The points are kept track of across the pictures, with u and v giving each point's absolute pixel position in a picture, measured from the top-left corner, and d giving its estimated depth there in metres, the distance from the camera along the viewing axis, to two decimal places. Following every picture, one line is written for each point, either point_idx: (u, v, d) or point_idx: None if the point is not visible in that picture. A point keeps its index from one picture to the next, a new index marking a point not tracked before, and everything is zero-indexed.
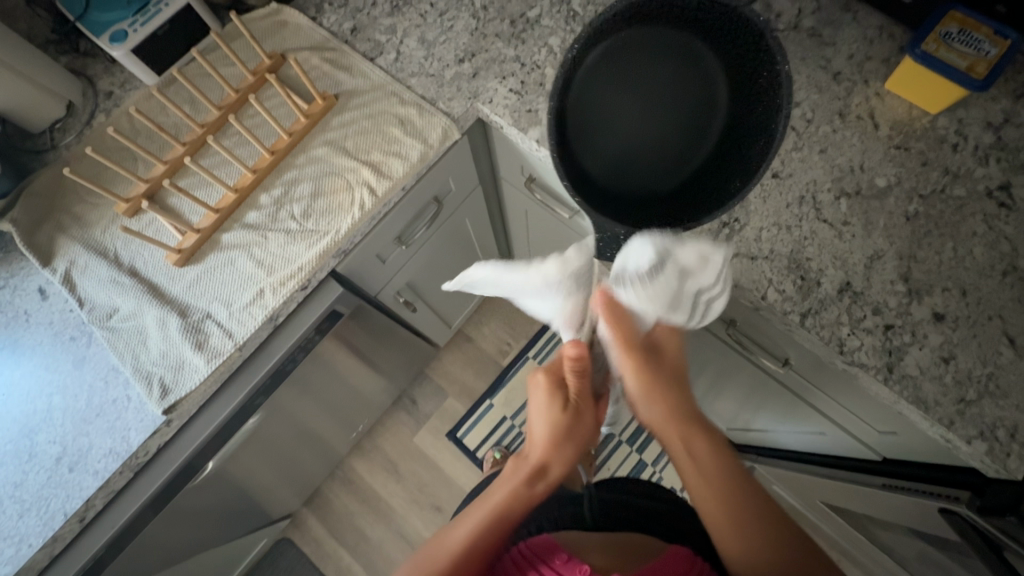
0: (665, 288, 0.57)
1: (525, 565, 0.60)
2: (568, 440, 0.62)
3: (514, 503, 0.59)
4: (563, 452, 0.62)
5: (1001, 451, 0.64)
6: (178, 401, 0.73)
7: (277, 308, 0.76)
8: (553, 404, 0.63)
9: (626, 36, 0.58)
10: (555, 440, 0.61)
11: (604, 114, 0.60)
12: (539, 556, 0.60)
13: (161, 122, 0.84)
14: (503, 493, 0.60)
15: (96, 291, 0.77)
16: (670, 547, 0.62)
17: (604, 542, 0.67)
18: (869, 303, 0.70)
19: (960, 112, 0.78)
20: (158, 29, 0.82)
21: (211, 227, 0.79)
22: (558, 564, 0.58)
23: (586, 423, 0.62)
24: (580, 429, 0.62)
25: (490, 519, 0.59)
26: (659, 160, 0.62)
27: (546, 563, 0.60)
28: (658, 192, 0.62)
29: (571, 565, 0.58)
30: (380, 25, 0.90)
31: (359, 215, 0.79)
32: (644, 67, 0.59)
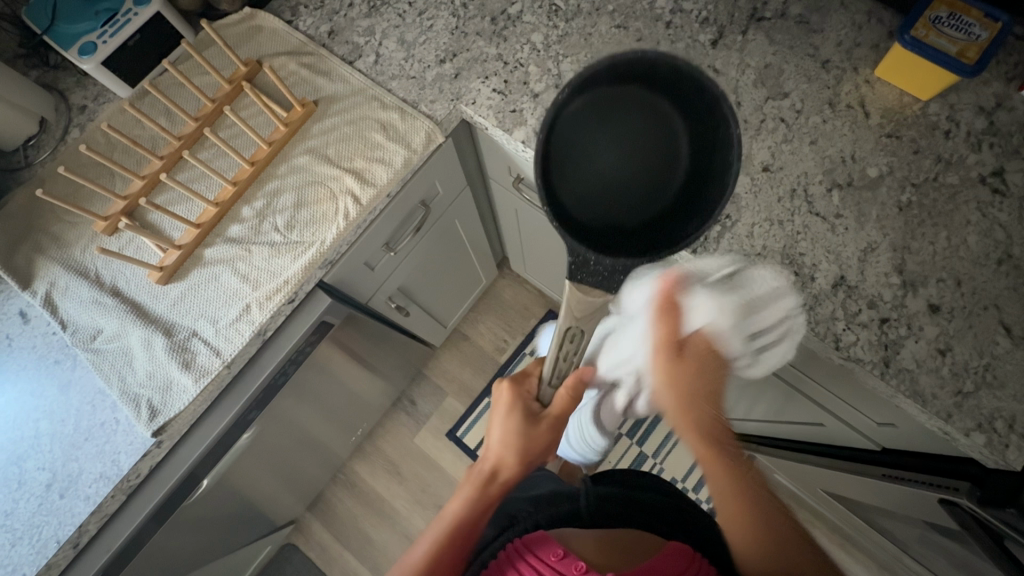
0: (703, 321, 0.60)
1: (516, 557, 0.61)
2: (522, 457, 0.62)
3: (470, 516, 0.62)
4: (516, 466, 0.63)
5: (1000, 443, 0.64)
6: (167, 422, 0.72)
7: (265, 323, 0.75)
8: (510, 423, 0.62)
9: (603, 91, 0.55)
10: (508, 455, 0.62)
11: (579, 155, 0.57)
12: (531, 546, 0.61)
13: (136, 135, 0.82)
14: (457, 505, 0.62)
15: (79, 313, 0.75)
16: (669, 543, 0.62)
17: (600, 535, 0.65)
18: (863, 297, 0.70)
19: (951, 97, 0.76)
20: (128, 40, 0.79)
21: (193, 243, 0.77)
22: (553, 561, 0.59)
23: (537, 436, 0.62)
24: (536, 445, 0.62)
25: (449, 532, 0.61)
26: (622, 211, 0.59)
27: (538, 556, 0.60)
28: (624, 229, 0.58)
29: (566, 562, 0.58)
30: (358, 27, 0.88)
31: (344, 224, 0.78)
32: (618, 116, 0.57)
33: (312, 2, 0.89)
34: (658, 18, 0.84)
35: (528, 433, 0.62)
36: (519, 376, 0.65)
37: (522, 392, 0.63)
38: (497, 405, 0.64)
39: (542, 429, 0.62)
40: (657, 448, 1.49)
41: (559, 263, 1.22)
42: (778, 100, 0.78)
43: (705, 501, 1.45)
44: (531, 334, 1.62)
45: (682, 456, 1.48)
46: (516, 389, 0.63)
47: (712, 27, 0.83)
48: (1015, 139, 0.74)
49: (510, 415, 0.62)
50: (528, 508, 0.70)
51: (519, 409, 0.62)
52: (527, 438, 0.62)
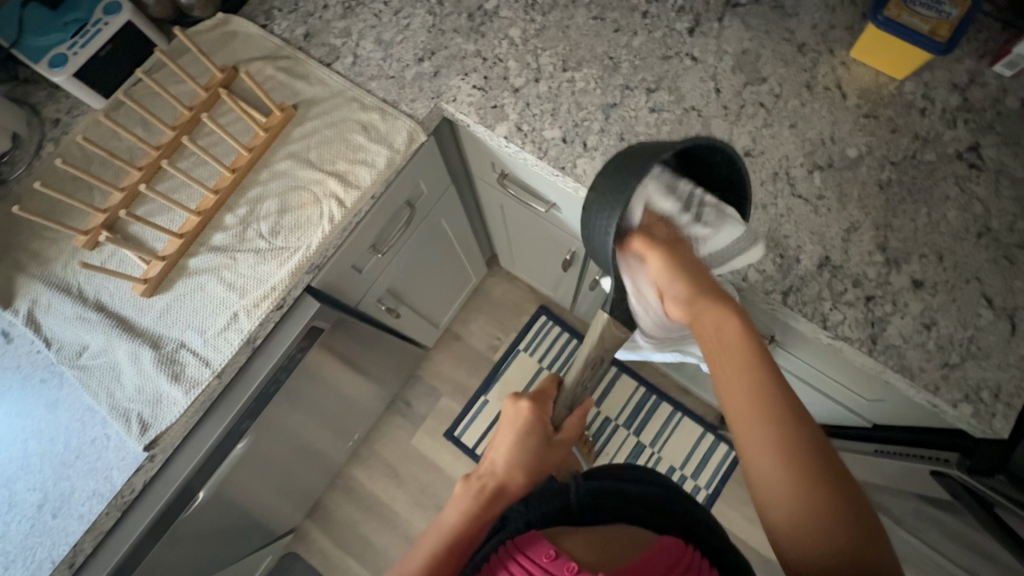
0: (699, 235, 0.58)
1: (507, 558, 0.61)
2: (530, 477, 0.65)
3: (472, 527, 0.60)
4: (522, 485, 0.65)
5: (987, 413, 0.65)
6: (159, 436, 0.71)
7: (253, 331, 0.74)
8: (525, 441, 0.66)
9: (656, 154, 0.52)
10: (516, 471, 0.64)
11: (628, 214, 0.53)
12: (521, 547, 0.61)
13: (113, 147, 0.80)
14: (460, 513, 0.60)
15: (63, 329, 0.74)
16: (660, 538, 0.62)
17: (589, 536, 0.64)
18: (848, 276, 0.70)
19: (925, 75, 0.78)
20: (100, 50, 0.78)
21: (176, 253, 0.76)
22: (546, 562, 0.58)
23: (548, 459, 0.67)
24: (545, 467, 0.67)
25: (448, 548, 0.58)
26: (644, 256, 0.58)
27: (530, 557, 0.59)
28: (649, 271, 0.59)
29: (559, 562, 0.58)
30: (334, 28, 0.87)
31: (329, 228, 0.77)
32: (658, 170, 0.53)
33: (286, 6, 0.89)
34: (634, 8, 0.84)
35: (544, 455, 0.66)
36: (538, 398, 0.69)
37: (538, 411, 0.68)
38: (516, 421, 0.67)
39: (554, 452, 0.67)
40: (654, 438, 1.51)
41: (548, 258, 1.22)
42: (757, 85, 0.79)
43: (704, 487, 1.46)
44: (524, 330, 1.62)
45: (679, 444, 1.50)
46: (537, 408, 0.68)
47: (688, 15, 0.83)
48: (989, 114, 0.75)
49: (527, 436, 0.66)
50: (522, 505, 0.69)
51: (536, 430, 0.66)
52: (539, 458, 0.66)
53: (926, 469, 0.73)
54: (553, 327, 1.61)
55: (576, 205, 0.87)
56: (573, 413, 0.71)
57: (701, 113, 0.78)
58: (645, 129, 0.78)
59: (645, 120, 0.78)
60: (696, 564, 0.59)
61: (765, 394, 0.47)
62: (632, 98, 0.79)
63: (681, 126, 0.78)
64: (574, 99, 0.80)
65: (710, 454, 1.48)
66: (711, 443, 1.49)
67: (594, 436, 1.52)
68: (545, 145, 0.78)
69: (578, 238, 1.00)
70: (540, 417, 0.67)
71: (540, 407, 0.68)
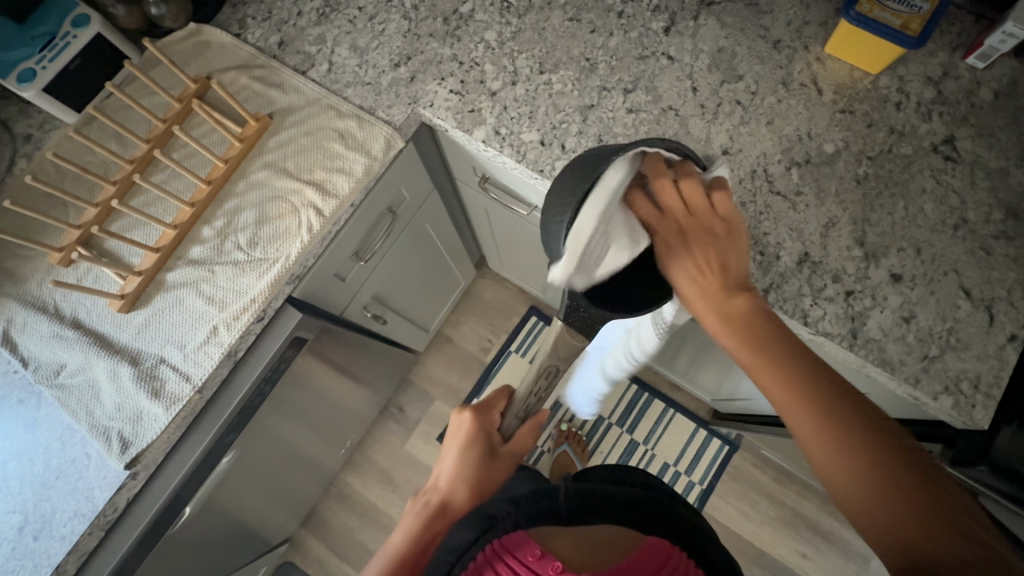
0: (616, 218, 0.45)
1: (493, 557, 0.60)
2: (474, 491, 0.67)
3: (414, 544, 0.64)
4: (467, 498, 0.67)
5: (967, 404, 0.65)
6: (140, 453, 0.70)
7: (234, 343, 0.74)
8: (470, 456, 0.67)
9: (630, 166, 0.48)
10: (459, 487, 0.67)
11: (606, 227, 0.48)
12: (509, 548, 0.60)
13: (86, 161, 0.79)
14: (406, 529, 0.65)
15: (40, 348, 0.73)
16: (646, 540, 0.64)
17: (576, 535, 0.64)
18: (828, 271, 0.71)
19: (900, 69, 0.78)
20: (69, 64, 0.77)
21: (153, 267, 0.75)
22: (531, 561, 0.58)
23: (494, 472, 0.67)
24: (490, 480, 0.67)
25: (391, 565, 0.63)
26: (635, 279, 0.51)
27: (516, 558, 0.59)
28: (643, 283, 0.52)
29: (544, 563, 0.58)
30: (308, 36, 0.86)
31: (308, 237, 0.76)
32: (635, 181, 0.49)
33: (259, 13, 0.88)
34: (610, 9, 0.84)
35: (487, 468, 0.67)
36: (481, 409, 0.69)
37: (481, 422, 0.68)
38: (458, 434, 0.68)
39: (497, 462, 0.67)
40: (647, 435, 1.51)
41: (535, 259, 1.22)
42: (733, 82, 0.79)
43: (698, 482, 1.47)
44: (514, 331, 1.62)
45: (672, 441, 1.50)
46: (479, 418, 0.69)
47: (664, 14, 0.83)
48: (963, 106, 0.75)
49: (470, 450, 0.67)
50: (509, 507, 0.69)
51: (478, 442, 0.67)
52: (482, 472, 0.67)
53: None
54: (543, 327, 1.61)
55: None
56: (522, 422, 0.70)
57: (679, 112, 0.78)
58: (623, 129, 0.78)
59: (622, 121, 0.78)
60: (677, 567, 0.61)
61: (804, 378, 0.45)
62: (609, 99, 0.79)
63: (659, 126, 0.78)
64: (551, 101, 0.80)
65: (704, 449, 1.49)
66: (704, 438, 1.49)
67: (587, 435, 1.52)
68: (523, 148, 0.78)
69: None
70: (484, 429, 0.68)
71: (485, 419, 0.69)
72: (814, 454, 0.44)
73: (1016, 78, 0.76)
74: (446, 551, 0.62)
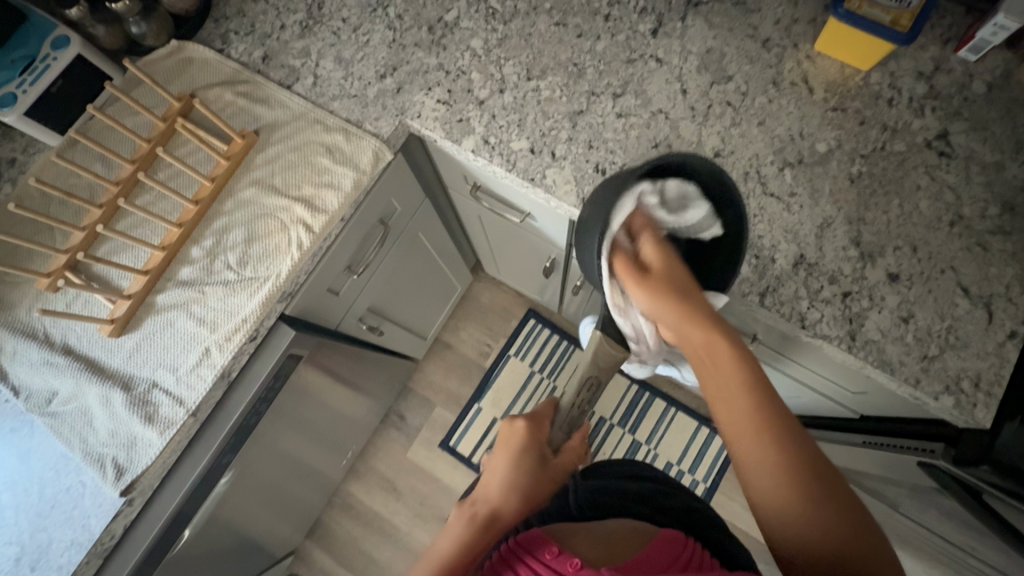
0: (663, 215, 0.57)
1: (511, 558, 0.57)
2: (527, 502, 0.67)
3: (470, 555, 0.61)
4: (516, 511, 0.66)
5: (968, 403, 0.65)
6: (135, 480, 0.70)
7: (227, 365, 0.73)
8: (521, 464, 0.67)
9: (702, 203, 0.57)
10: (511, 497, 0.66)
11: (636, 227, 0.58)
12: (526, 546, 0.58)
13: (71, 185, 0.78)
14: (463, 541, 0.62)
15: (31, 376, 0.72)
16: (659, 533, 0.63)
17: (589, 533, 0.64)
18: (824, 273, 0.70)
19: (891, 65, 0.77)
20: (50, 86, 0.76)
21: (143, 290, 0.74)
22: (548, 558, 0.55)
23: (546, 481, 0.68)
24: (541, 490, 0.68)
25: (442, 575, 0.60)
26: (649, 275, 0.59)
27: (534, 557, 0.56)
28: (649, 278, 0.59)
29: (562, 559, 0.55)
30: (293, 49, 0.85)
31: (299, 254, 0.76)
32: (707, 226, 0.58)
33: (242, 27, 0.87)
34: (596, 12, 0.83)
35: (539, 479, 0.67)
36: (534, 419, 0.69)
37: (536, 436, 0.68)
38: (511, 444, 0.68)
39: (549, 479, 0.67)
40: (649, 435, 1.51)
41: (531, 265, 1.21)
42: (723, 83, 0.78)
43: (702, 480, 1.46)
44: (514, 335, 1.61)
45: (674, 440, 1.49)
46: (532, 428, 0.68)
47: (651, 16, 0.82)
48: (956, 100, 0.75)
49: (523, 458, 0.67)
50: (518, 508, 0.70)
51: (530, 455, 0.67)
52: (533, 483, 0.67)
53: (913, 459, 0.73)
54: (543, 330, 1.60)
55: (549, 214, 0.85)
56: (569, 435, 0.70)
57: (669, 115, 0.77)
58: (613, 134, 0.77)
59: (612, 126, 0.77)
60: (696, 560, 0.59)
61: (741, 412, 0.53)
62: (598, 104, 0.78)
63: (650, 130, 0.77)
64: (540, 108, 0.79)
65: (706, 448, 1.48)
66: (707, 436, 1.49)
67: (590, 437, 1.52)
68: (513, 157, 0.77)
69: (555, 245, 0.99)
70: (538, 437, 0.68)
71: (538, 424, 0.68)
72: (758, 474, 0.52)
73: (1009, 70, 0.75)
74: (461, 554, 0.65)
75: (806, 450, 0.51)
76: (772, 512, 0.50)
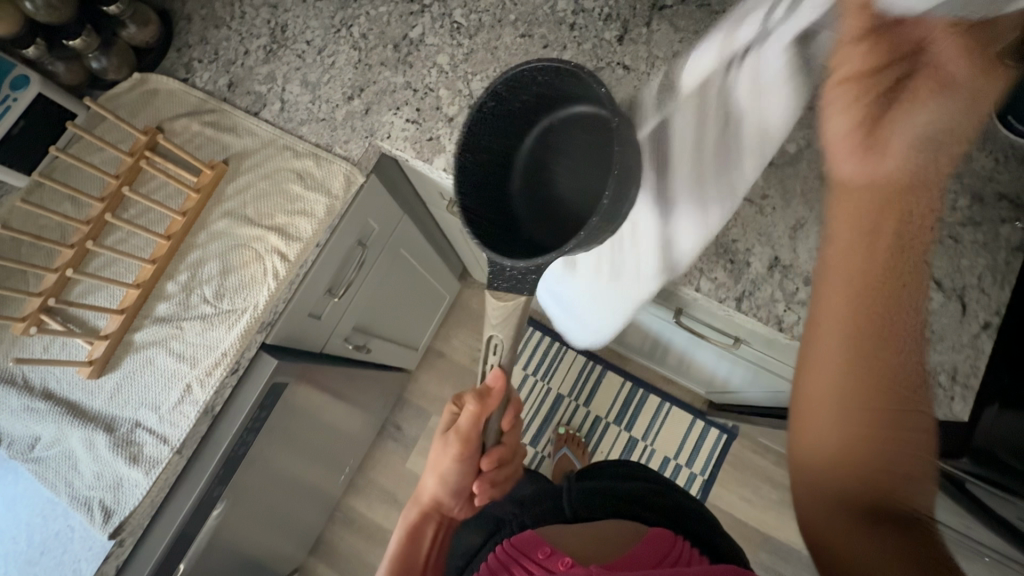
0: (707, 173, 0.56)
1: (509, 562, 0.64)
2: (436, 475, 0.69)
3: (413, 538, 0.70)
4: (436, 488, 0.70)
5: (945, 397, 0.67)
6: (124, 521, 0.69)
7: (210, 399, 0.73)
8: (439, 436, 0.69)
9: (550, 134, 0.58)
10: (428, 477, 0.71)
11: (564, 200, 0.59)
12: (524, 553, 0.64)
13: (42, 227, 0.78)
14: (405, 522, 0.72)
15: (12, 423, 0.72)
16: (650, 530, 0.66)
17: (584, 532, 0.69)
18: (799, 274, 0.70)
19: None
20: (12, 129, 0.75)
21: (120, 329, 0.74)
22: (542, 558, 0.62)
23: (447, 458, 0.67)
24: (443, 464, 0.67)
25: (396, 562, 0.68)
26: (549, 229, 0.58)
27: (530, 558, 0.63)
28: (551, 234, 0.57)
29: (554, 558, 0.61)
30: (257, 74, 0.84)
31: (275, 284, 0.76)
32: (575, 149, 0.58)
33: (205, 55, 0.86)
34: (562, 21, 0.81)
35: (439, 451, 0.68)
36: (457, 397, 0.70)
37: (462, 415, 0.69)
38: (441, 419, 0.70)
39: (447, 454, 0.66)
40: (645, 431, 1.52)
41: None
42: None
43: (700, 473, 1.47)
44: None
45: (670, 435, 1.50)
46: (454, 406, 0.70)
47: (616, 22, 0.80)
48: None
49: (442, 430, 0.69)
50: (513, 512, 0.77)
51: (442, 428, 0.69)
52: (437, 456, 0.68)
53: None
54: (534, 333, 1.61)
55: None
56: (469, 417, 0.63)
57: None
58: None
59: None
60: (685, 555, 0.63)
61: (859, 365, 0.42)
62: None
63: None
64: None
65: (702, 440, 1.49)
66: (702, 429, 1.50)
67: (586, 436, 1.53)
68: None
69: None
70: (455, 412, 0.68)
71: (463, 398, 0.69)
72: (811, 399, 0.43)
73: None
74: (461, 556, 0.76)
75: (887, 440, 0.41)
76: (825, 466, 0.42)
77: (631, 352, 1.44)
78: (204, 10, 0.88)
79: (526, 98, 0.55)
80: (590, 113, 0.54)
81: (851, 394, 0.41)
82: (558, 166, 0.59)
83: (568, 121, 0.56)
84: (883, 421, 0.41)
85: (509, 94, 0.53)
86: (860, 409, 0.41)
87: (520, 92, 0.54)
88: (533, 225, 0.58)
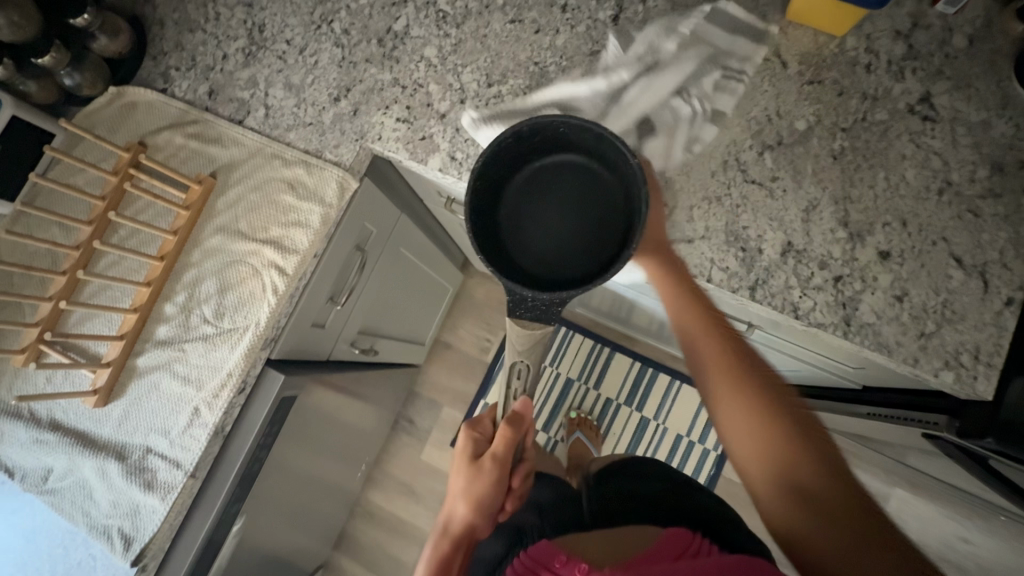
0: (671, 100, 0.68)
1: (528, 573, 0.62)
2: (466, 503, 0.68)
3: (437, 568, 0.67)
4: (465, 515, 0.69)
5: (969, 376, 0.64)
6: (144, 547, 0.70)
7: (219, 421, 0.72)
8: (466, 463, 0.68)
9: (544, 173, 0.56)
10: (456, 503, 0.69)
11: (546, 237, 0.55)
12: (541, 561, 0.62)
13: (33, 255, 0.76)
14: (435, 553, 0.68)
15: (24, 456, 0.72)
16: (667, 530, 0.65)
17: (604, 539, 0.67)
18: (813, 259, 0.68)
19: (866, 27, 0.73)
20: None
21: (121, 355, 0.72)
22: (558, 566, 0.59)
23: (483, 483, 0.66)
24: (477, 491, 0.67)
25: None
26: (537, 258, 0.54)
27: (547, 566, 0.61)
28: (544, 266, 0.54)
29: (571, 565, 0.59)
30: (238, 80, 0.81)
31: (275, 300, 0.74)
32: (563, 190, 0.56)
33: (182, 62, 0.82)
34: (552, 3, 0.77)
35: (471, 479, 0.67)
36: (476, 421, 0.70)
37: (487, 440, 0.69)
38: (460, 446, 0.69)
39: (482, 480, 0.66)
40: (657, 410, 1.52)
41: None
42: None
43: (713, 449, 1.47)
44: None
45: (682, 412, 1.50)
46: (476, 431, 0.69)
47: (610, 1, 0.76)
48: (937, 58, 0.71)
49: (466, 456, 0.68)
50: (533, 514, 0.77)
51: (464, 454, 0.68)
52: (468, 483, 0.67)
53: (916, 430, 0.73)
54: None
55: None
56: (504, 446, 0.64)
57: None
58: None
59: None
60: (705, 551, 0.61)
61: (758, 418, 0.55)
62: None
63: None
64: None
65: None
66: None
67: (598, 419, 1.53)
68: None
69: None
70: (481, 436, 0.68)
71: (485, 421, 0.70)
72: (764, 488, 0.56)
73: (990, 20, 0.71)
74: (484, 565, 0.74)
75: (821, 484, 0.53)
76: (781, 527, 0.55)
77: (639, 333, 1.42)
78: (176, 13, 0.83)
79: (536, 140, 0.54)
80: (591, 165, 0.55)
81: (786, 465, 0.54)
82: (540, 204, 0.56)
83: (564, 167, 0.56)
84: (825, 490, 0.53)
85: (528, 134, 0.52)
86: (788, 483, 0.54)
87: (533, 133, 0.52)
88: (522, 252, 0.54)
